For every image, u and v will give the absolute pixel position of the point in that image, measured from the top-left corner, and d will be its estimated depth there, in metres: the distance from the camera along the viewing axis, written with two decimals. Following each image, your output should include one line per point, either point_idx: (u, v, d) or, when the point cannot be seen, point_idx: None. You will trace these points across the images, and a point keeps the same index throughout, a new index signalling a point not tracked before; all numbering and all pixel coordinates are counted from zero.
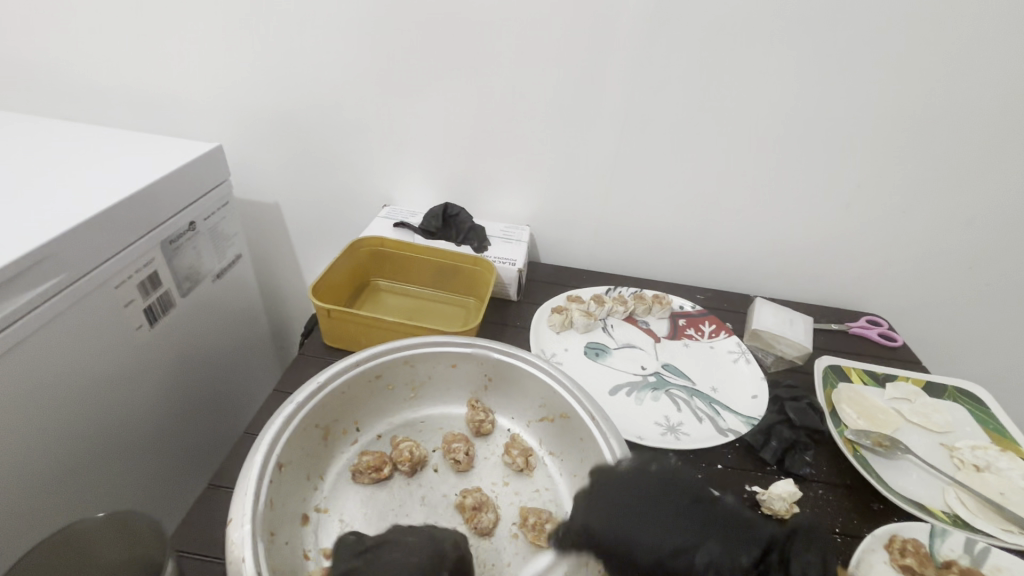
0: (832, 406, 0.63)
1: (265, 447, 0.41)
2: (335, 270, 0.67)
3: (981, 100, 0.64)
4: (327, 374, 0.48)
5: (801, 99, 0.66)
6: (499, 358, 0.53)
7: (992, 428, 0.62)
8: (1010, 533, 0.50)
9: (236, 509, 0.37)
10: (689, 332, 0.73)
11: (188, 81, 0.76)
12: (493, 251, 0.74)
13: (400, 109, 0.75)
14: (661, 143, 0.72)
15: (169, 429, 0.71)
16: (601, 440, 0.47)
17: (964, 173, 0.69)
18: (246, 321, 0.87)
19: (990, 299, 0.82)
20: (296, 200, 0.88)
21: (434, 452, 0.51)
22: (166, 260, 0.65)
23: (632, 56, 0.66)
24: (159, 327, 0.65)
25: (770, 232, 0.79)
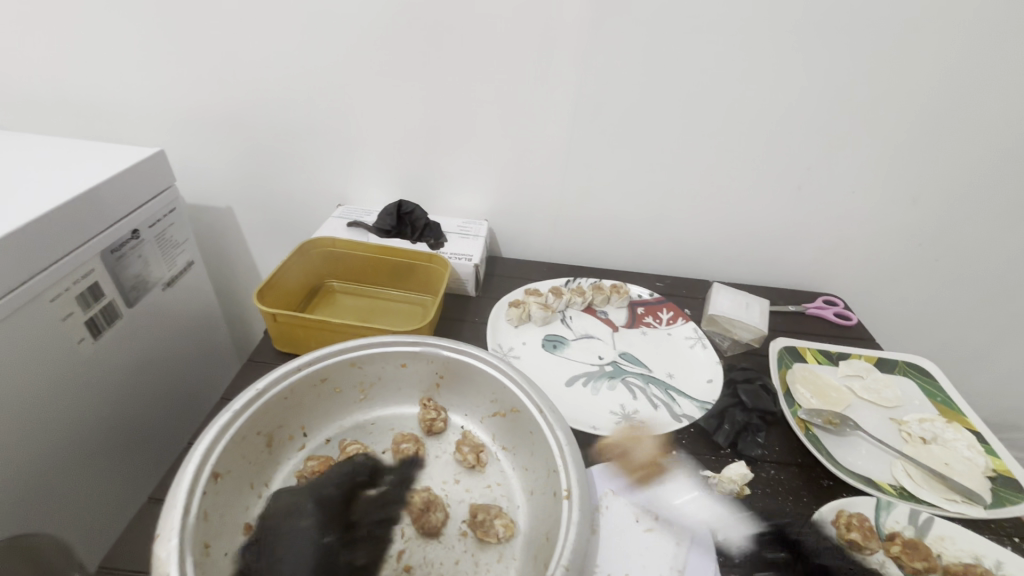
0: (786, 387, 0.63)
1: (197, 458, 0.40)
2: (284, 273, 0.65)
3: (921, 81, 0.64)
4: (267, 380, 0.47)
5: (747, 85, 0.66)
6: (448, 355, 0.53)
7: (940, 401, 0.64)
8: (954, 502, 0.51)
9: (164, 523, 0.36)
10: (647, 320, 0.73)
11: (127, 86, 0.74)
12: (449, 248, 0.73)
13: (348, 108, 0.74)
14: (611, 133, 0.72)
15: (126, 440, 0.69)
16: (547, 431, 0.47)
17: (907, 154, 0.70)
18: (203, 327, 0.85)
19: (938, 276, 0.84)
20: (250, 204, 0.87)
21: (383, 454, 0.51)
22: (109, 269, 0.62)
23: (578, 47, 0.65)
24: (104, 340, 0.63)
25: (724, 218, 0.80)
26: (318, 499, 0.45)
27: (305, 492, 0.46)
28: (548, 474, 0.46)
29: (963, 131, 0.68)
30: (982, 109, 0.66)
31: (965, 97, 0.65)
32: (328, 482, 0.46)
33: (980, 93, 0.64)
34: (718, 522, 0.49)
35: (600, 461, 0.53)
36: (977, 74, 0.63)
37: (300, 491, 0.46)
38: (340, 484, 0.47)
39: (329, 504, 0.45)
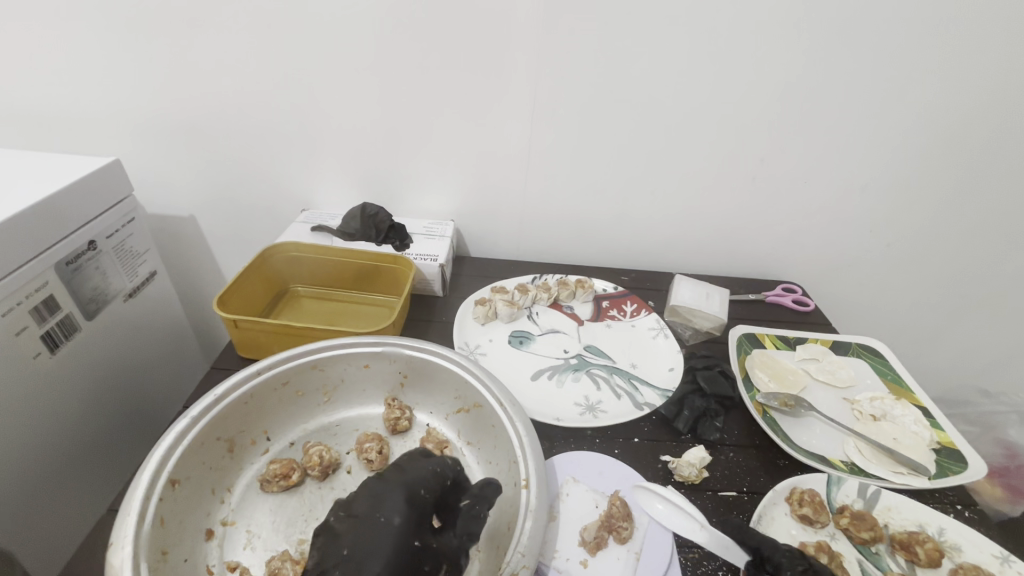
0: (745, 372, 0.65)
1: (152, 465, 0.40)
2: (246, 280, 0.65)
3: (861, 74, 0.67)
4: (226, 385, 0.47)
5: (696, 81, 0.68)
6: (410, 354, 0.53)
7: (890, 379, 0.67)
8: (900, 475, 0.54)
9: (118, 530, 0.36)
10: (612, 313, 0.75)
11: (79, 95, 0.73)
12: (415, 249, 0.74)
13: (307, 111, 0.73)
14: (571, 131, 0.73)
15: (88, 454, 0.68)
16: (508, 424, 0.48)
17: (853, 143, 0.73)
18: (169, 336, 0.84)
19: (891, 261, 0.87)
20: (214, 212, 0.86)
21: (348, 454, 0.51)
22: (64, 282, 0.61)
23: (532, 47, 0.66)
24: (62, 354, 0.62)
25: (686, 211, 0.82)
26: (408, 496, 0.40)
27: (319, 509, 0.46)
28: (510, 468, 0.47)
29: (904, 119, 0.71)
30: (919, 97, 0.69)
31: (902, 87, 0.68)
32: (421, 481, 0.41)
33: (917, 84, 0.68)
34: None
35: (564, 451, 0.54)
36: (913, 65, 0.66)
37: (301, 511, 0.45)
38: (433, 486, 0.42)
39: (420, 504, 0.40)
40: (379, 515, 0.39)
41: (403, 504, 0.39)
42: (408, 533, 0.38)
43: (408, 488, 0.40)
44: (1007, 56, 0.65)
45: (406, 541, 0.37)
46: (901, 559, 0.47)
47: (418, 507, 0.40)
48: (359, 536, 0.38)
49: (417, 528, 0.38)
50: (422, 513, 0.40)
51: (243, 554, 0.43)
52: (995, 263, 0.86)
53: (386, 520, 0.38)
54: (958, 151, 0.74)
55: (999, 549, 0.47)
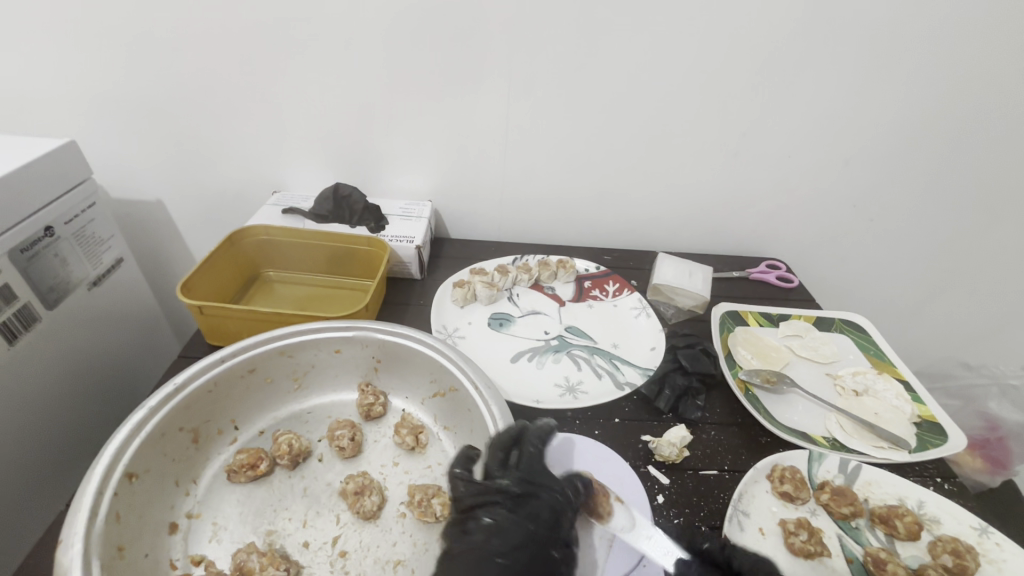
0: (728, 350, 0.65)
1: (106, 458, 0.38)
2: (212, 266, 0.63)
3: (848, 42, 0.65)
4: (186, 373, 0.45)
5: (678, 51, 0.65)
6: (383, 338, 0.52)
7: (873, 354, 0.66)
8: (881, 449, 0.54)
9: (68, 528, 0.35)
10: (593, 294, 0.74)
11: (27, 72, 0.68)
12: (391, 230, 0.71)
13: (273, 88, 0.70)
14: (550, 104, 0.71)
15: (54, 448, 0.65)
16: (484, 407, 0.47)
17: (838, 114, 0.71)
18: (139, 325, 0.82)
19: (875, 236, 0.86)
20: (182, 195, 0.83)
21: (320, 442, 0.50)
22: (20, 270, 0.58)
23: (506, 16, 0.63)
24: (21, 344, 0.59)
25: (669, 188, 0.80)
26: (554, 511, 0.39)
27: (292, 498, 0.45)
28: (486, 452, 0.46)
29: (889, 91, 0.69)
30: (905, 66, 0.67)
31: (888, 55, 0.66)
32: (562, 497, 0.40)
33: (904, 52, 0.65)
34: (657, 485, 0.49)
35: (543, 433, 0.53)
36: (900, 32, 0.64)
37: (270, 502, 0.44)
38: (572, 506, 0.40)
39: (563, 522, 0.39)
40: (531, 523, 0.38)
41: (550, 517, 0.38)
42: (545, 544, 0.37)
43: (553, 505, 0.39)
44: (997, 21, 0.63)
45: (543, 550, 0.36)
46: (881, 533, 0.47)
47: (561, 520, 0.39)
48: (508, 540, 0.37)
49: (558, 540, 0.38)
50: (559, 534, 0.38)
51: (208, 547, 0.41)
52: (978, 237, 0.86)
53: (534, 529, 0.37)
54: (943, 123, 0.72)
55: (977, 520, 0.47)
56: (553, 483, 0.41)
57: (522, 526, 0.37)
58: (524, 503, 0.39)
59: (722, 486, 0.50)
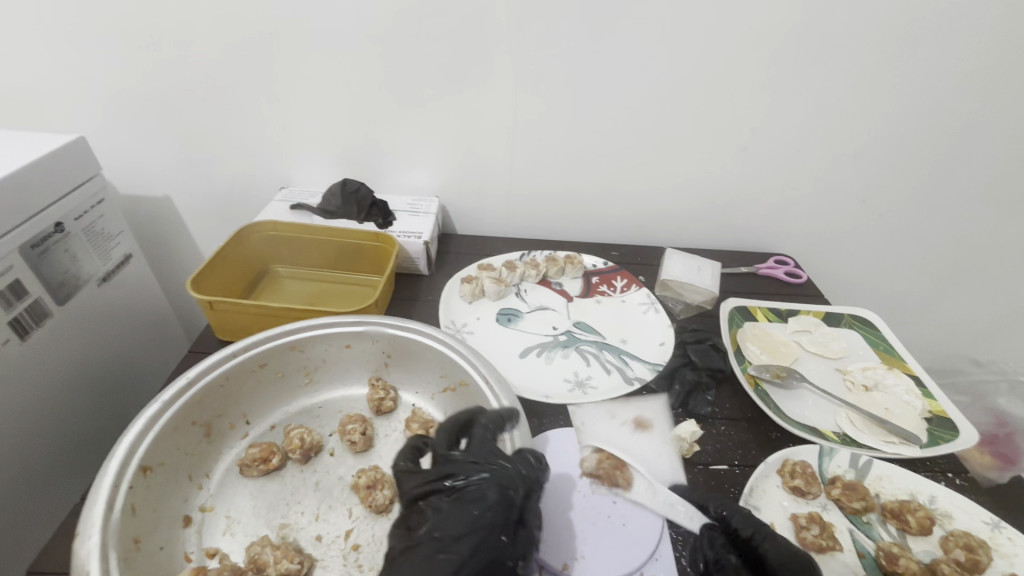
0: (736, 345, 0.65)
1: (121, 451, 0.38)
2: (221, 261, 0.63)
3: (859, 36, 0.64)
4: (199, 367, 0.45)
5: (688, 46, 0.65)
6: (393, 333, 0.52)
7: (883, 349, 0.66)
8: (892, 444, 0.54)
9: (85, 520, 0.35)
10: (602, 289, 0.74)
11: (35, 68, 0.68)
12: (399, 226, 0.71)
13: (280, 83, 0.70)
14: (558, 99, 0.70)
15: (66, 443, 0.66)
16: (494, 401, 0.47)
17: (848, 109, 0.71)
18: (147, 321, 0.82)
19: (884, 231, 0.86)
20: (190, 192, 0.83)
21: (331, 436, 0.50)
22: (31, 266, 0.58)
23: (515, 9, 0.63)
24: (32, 340, 0.59)
25: (676, 183, 0.80)
26: (500, 492, 0.38)
27: (305, 491, 0.45)
28: None
29: (900, 84, 0.69)
30: (917, 59, 0.66)
31: (900, 47, 0.65)
32: (510, 476, 0.39)
33: (915, 45, 0.65)
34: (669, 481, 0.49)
35: (554, 427, 0.53)
36: (912, 25, 0.63)
37: (283, 496, 0.44)
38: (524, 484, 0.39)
39: (511, 502, 0.37)
40: (473, 506, 0.37)
41: (493, 498, 0.37)
42: (494, 528, 0.36)
43: (499, 484, 0.38)
44: (1010, 14, 0.62)
45: (491, 535, 0.36)
46: (892, 528, 0.47)
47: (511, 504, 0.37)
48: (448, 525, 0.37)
49: (505, 522, 0.37)
50: (509, 516, 0.37)
51: (223, 540, 0.41)
52: (987, 232, 0.86)
53: (478, 515, 0.37)
54: (955, 118, 0.72)
55: (989, 515, 0.47)
56: (503, 462, 0.40)
57: (464, 512, 0.37)
58: (468, 488, 0.38)
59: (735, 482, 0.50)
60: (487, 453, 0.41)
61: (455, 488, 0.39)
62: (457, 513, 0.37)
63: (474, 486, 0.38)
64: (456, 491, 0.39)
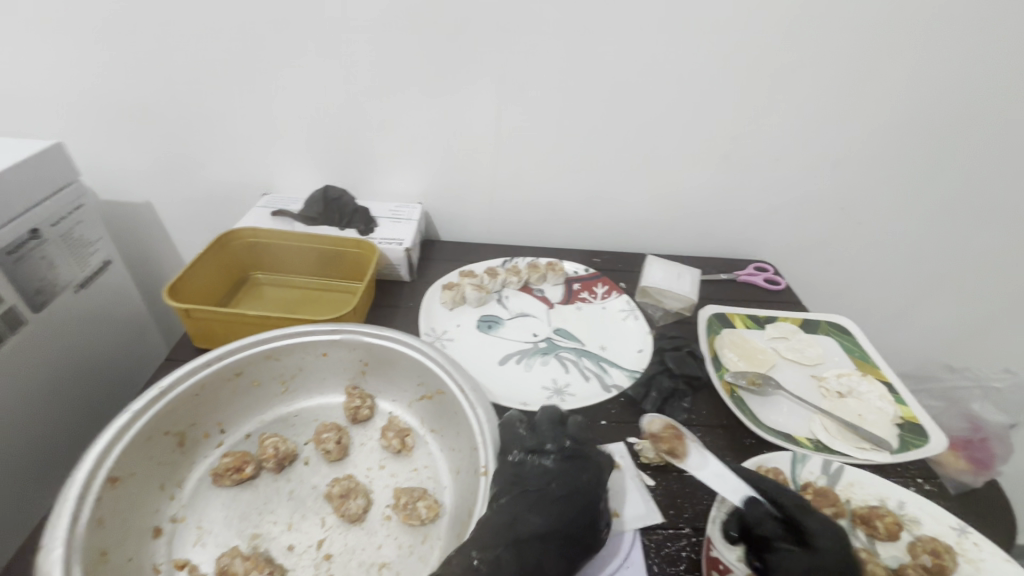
0: (714, 352, 0.65)
1: (89, 463, 0.38)
2: (200, 268, 0.63)
3: (833, 48, 0.65)
4: (171, 377, 0.45)
5: (666, 57, 0.66)
6: (370, 341, 0.52)
7: (857, 356, 0.67)
8: (863, 450, 0.54)
9: (49, 533, 0.35)
10: (582, 296, 0.74)
11: (12, 71, 0.68)
12: (380, 233, 0.72)
13: (262, 89, 0.70)
14: (539, 108, 0.71)
15: (39, 453, 0.65)
16: (470, 409, 0.47)
17: (825, 119, 0.72)
18: (126, 328, 0.81)
19: (862, 239, 0.87)
20: (171, 198, 0.82)
21: (306, 445, 0.50)
22: (6, 273, 0.58)
23: (496, 17, 0.63)
24: (5, 348, 0.59)
25: (658, 191, 0.80)
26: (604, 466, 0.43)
27: (278, 501, 0.45)
28: (471, 453, 0.46)
29: (875, 94, 0.70)
30: (890, 71, 0.68)
31: (873, 59, 0.66)
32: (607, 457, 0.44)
33: (888, 58, 0.66)
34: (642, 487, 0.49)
35: None
36: (885, 37, 0.65)
37: (253, 507, 0.44)
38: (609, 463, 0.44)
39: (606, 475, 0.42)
40: (583, 473, 0.41)
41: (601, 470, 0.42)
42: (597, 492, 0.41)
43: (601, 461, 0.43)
44: (979, 28, 0.64)
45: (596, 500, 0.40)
46: (861, 534, 0.48)
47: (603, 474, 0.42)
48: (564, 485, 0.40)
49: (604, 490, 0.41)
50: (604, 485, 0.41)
51: (193, 551, 0.41)
52: (962, 240, 0.87)
53: (587, 478, 0.41)
54: (929, 127, 0.73)
55: (956, 520, 0.48)
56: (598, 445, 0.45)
57: (578, 475, 0.41)
58: (580, 458, 0.42)
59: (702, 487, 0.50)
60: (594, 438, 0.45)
61: (566, 454, 0.42)
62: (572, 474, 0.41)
63: (581, 456, 0.43)
64: (561, 456, 0.42)
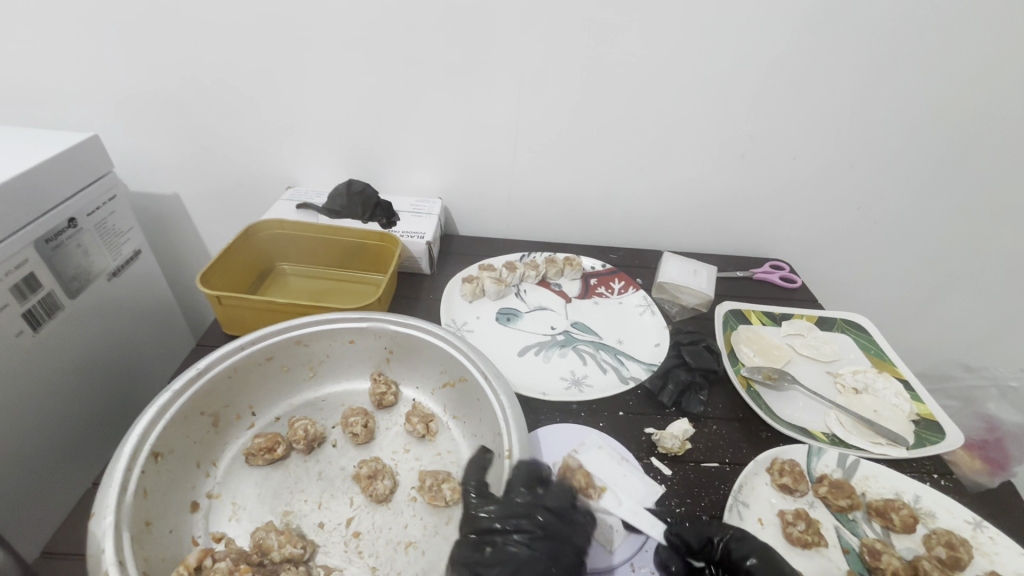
0: (730, 347, 0.66)
1: (135, 438, 0.40)
2: (229, 258, 0.65)
3: (852, 48, 0.66)
4: (207, 359, 0.47)
5: (685, 56, 0.67)
6: (395, 329, 0.54)
7: (873, 354, 0.68)
8: (880, 445, 0.55)
9: (100, 501, 0.37)
10: (599, 291, 0.75)
11: (49, 64, 0.70)
12: (402, 226, 0.73)
13: (289, 85, 0.72)
14: (559, 105, 0.72)
15: (74, 435, 0.67)
16: (493, 396, 0.48)
17: (843, 119, 0.73)
18: (154, 316, 0.84)
19: (879, 238, 0.87)
20: (199, 190, 0.85)
21: (334, 428, 0.51)
22: (45, 260, 0.60)
23: (517, 17, 0.65)
24: (43, 332, 0.61)
25: (675, 189, 0.81)
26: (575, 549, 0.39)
27: (309, 480, 0.46)
28: (494, 437, 0.48)
29: (894, 94, 0.70)
30: (909, 71, 0.68)
31: (892, 59, 0.67)
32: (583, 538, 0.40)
33: (907, 58, 0.67)
34: (660, 476, 0.51)
35: (550, 424, 0.55)
36: (903, 39, 0.65)
37: (284, 484, 0.46)
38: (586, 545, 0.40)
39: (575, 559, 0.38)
40: (553, 564, 0.37)
41: (569, 554, 0.38)
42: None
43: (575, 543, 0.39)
44: (998, 30, 0.64)
45: None
46: (877, 525, 0.48)
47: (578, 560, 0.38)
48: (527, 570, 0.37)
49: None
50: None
51: (228, 526, 0.43)
52: (979, 241, 0.87)
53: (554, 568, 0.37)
54: (947, 128, 0.74)
55: (972, 514, 0.48)
56: (575, 520, 0.41)
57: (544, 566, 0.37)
58: (546, 541, 0.38)
59: (720, 476, 0.51)
60: (559, 513, 0.40)
61: (536, 534, 0.39)
62: (538, 564, 0.37)
63: (551, 540, 0.38)
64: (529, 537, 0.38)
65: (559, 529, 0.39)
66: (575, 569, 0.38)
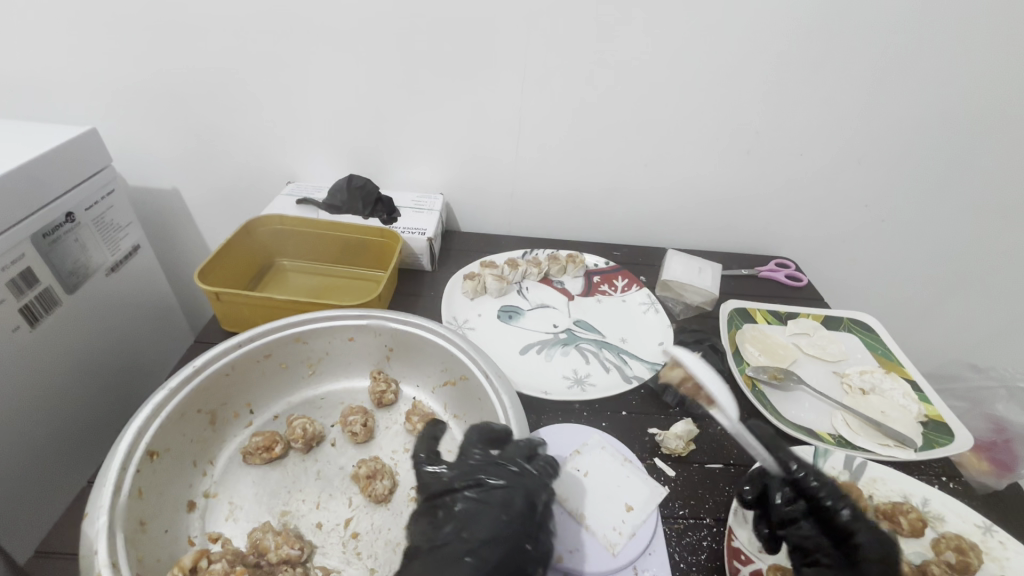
0: (735, 346, 0.65)
1: (130, 436, 0.40)
2: (228, 253, 0.64)
3: (862, 42, 0.65)
4: (204, 357, 0.46)
5: (692, 50, 0.66)
6: (395, 327, 0.53)
7: (881, 354, 0.67)
8: (887, 447, 0.54)
9: (94, 500, 0.36)
10: (603, 289, 0.74)
11: (46, 56, 0.69)
12: (403, 222, 0.72)
13: (289, 78, 0.71)
14: (563, 100, 0.71)
15: (72, 431, 0.67)
16: (494, 396, 0.47)
17: (851, 114, 0.71)
18: (153, 311, 0.83)
19: (886, 236, 0.86)
20: (198, 184, 0.84)
21: (333, 427, 0.51)
22: (42, 255, 0.59)
23: (521, 10, 0.63)
24: (41, 328, 0.60)
25: (680, 185, 0.80)
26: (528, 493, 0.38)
27: (308, 480, 0.46)
28: None
29: (905, 90, 0.69)
30: (920, 66, 0.67)
31: (903, 53, 0.65)
32: (539, 486, 0.39)
33: (919, 52, 0.65)
34: (664, 477, 0.50)
35: (552, 423, 0.54)
36: (916, 32, 0.64)
37: (282, 484, 0.45)
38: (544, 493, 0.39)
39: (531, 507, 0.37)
40: (504, 514, 0.36)
41: (522, 499, 0.37)
42: (520, 534, 0.36)
43: (525, 488, 0.38)
44: (1012, 24, 0.63)
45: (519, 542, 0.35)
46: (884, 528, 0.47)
47: (534, 507, 0.37)
48: (477, 521, 0.36)
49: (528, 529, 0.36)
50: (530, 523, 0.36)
51: (225, 526, 0.42)
52: (988, 240, 0.86)
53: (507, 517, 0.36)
54: (958, 124, 0.72)
55: (982, 518, 0.48)
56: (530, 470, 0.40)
57: (494, 518, 0.36)
58: (499, 491, 0.38)
59: (725, 477, 0.50)
60: (510, 464, 0.40)
61: (486, 489, 0.39)
62: (489, 514, 0.37)
63: (502, 489, 0.38)
64: (480, 490, 0.39)
65: (512, 477, 0.39)
66: (526, 514, 0.37)
